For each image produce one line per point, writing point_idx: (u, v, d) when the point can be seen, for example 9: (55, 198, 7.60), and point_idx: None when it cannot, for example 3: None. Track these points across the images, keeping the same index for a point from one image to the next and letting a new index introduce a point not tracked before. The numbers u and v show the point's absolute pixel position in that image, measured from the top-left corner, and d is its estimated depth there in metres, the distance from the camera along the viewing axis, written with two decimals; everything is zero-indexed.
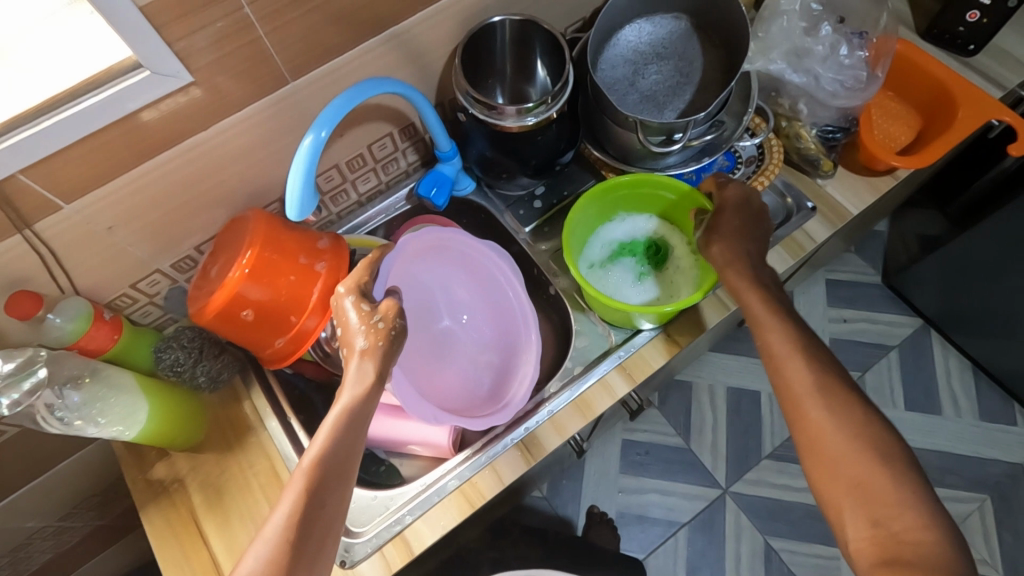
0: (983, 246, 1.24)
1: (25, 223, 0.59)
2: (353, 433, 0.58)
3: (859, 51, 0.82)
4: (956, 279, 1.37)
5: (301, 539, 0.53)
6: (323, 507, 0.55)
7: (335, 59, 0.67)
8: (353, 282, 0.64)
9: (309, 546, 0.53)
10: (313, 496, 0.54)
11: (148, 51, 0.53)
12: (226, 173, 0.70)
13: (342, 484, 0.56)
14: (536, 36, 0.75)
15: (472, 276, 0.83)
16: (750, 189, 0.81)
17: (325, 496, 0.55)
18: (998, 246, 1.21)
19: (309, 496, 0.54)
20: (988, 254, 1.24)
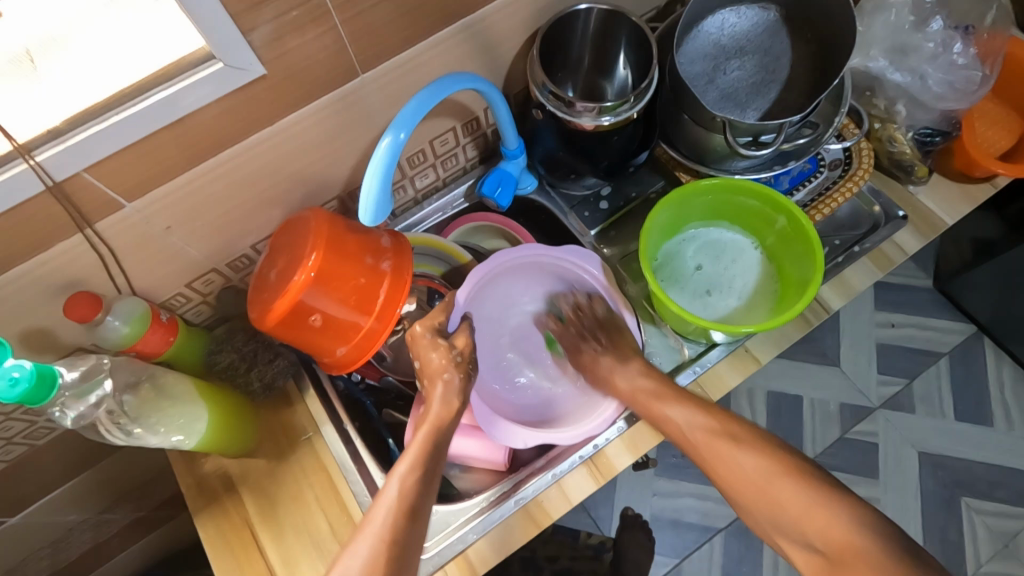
0: None
1: (86, 223, 0.55)
2: (430, 473, 0.62)
3: (971, 48, 0.76)
4: (1016, 286, 1.30)
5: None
6: (405, 544, 0.58)
7: (408, 52, 0.63)
8: (429, 322, 0.68)
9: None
10: (397, 532, 0.58)
11: (221, 41, 0.49)
12: (287, 170, 0.66)
13: (421, 518, 0.59)
14: (618, 28, 0.70)
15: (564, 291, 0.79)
16: (837, 197, 0.76)
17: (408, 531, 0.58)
18: None
19: (395, 530, 0.57)
20: None
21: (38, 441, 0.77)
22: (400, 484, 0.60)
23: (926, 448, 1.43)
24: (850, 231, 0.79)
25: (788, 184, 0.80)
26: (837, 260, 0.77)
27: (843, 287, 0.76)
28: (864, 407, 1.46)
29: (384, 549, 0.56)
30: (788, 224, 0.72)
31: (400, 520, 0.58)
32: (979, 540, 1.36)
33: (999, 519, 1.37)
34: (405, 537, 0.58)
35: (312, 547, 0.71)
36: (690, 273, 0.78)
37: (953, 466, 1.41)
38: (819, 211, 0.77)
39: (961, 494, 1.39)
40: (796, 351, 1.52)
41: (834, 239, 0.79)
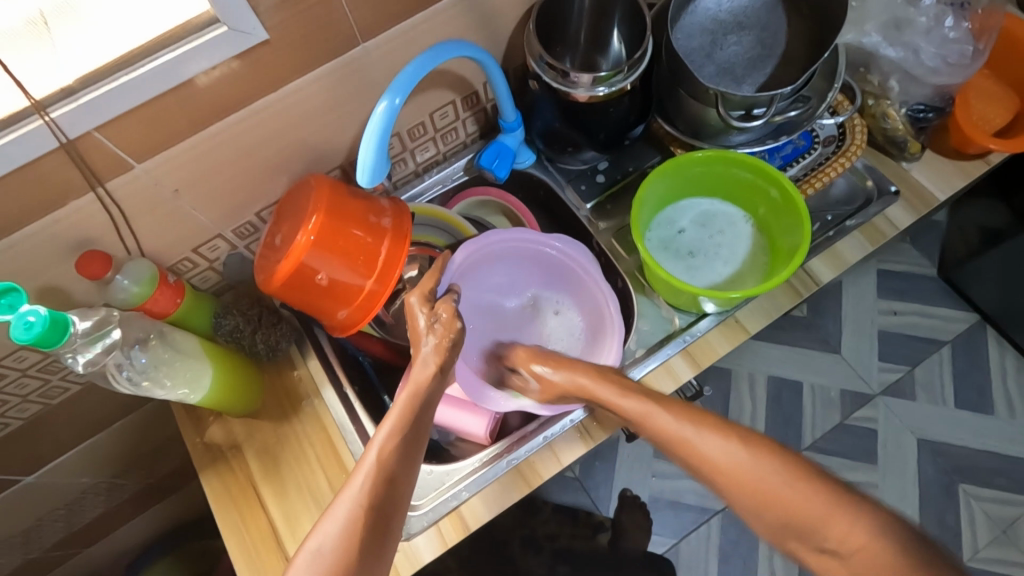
0: None
1: (98, 181, 0.58)
2: (413, 442, 0.61)
3: (965, 22, 0.76)
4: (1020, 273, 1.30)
5: (370, 546, 0.55)
6: (389, 511, 0.57)
7: (407, 22, 0.65)
8: (419, 291, 0.69)
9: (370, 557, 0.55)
10: (376, 499, 0.57)
11: (226, 5, 0.51)
12: (291, 138, 0.68)
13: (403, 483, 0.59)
14: (615, 0, 0.72)
15: (546, 266, 0.80)
16: (829, 171, 0.78)
17: (390, 509, 0.57)
18: None
19: (373, 495, 0.57)
20: None
21: (52, 400, 0.80)
22: (381, 451, 0.59)
23: (925, 435, 1.43)
24: (843, 207, 0.80)
25: (782, 160, 0.81)
26: (829, 234, 0.78)
27: (835, 260, 0.77)
28: (864, 393, 1.47)
29: (364, 516, 0.56)
30: (780, 196, 0.73)
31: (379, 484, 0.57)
32: (977, 526, 1.37)
33: (998, 506, 1.37)
34: (383, 503, 0.57)
35: (312, 503, 0.74)
36: (681, 247, 0.79)
37: (953, 453, 1.42)
38: (811, 185, 0.78)
39: (960, 480, 1.40)
40: (796, 337, 1.53)
41: (826, 214, 0.80)
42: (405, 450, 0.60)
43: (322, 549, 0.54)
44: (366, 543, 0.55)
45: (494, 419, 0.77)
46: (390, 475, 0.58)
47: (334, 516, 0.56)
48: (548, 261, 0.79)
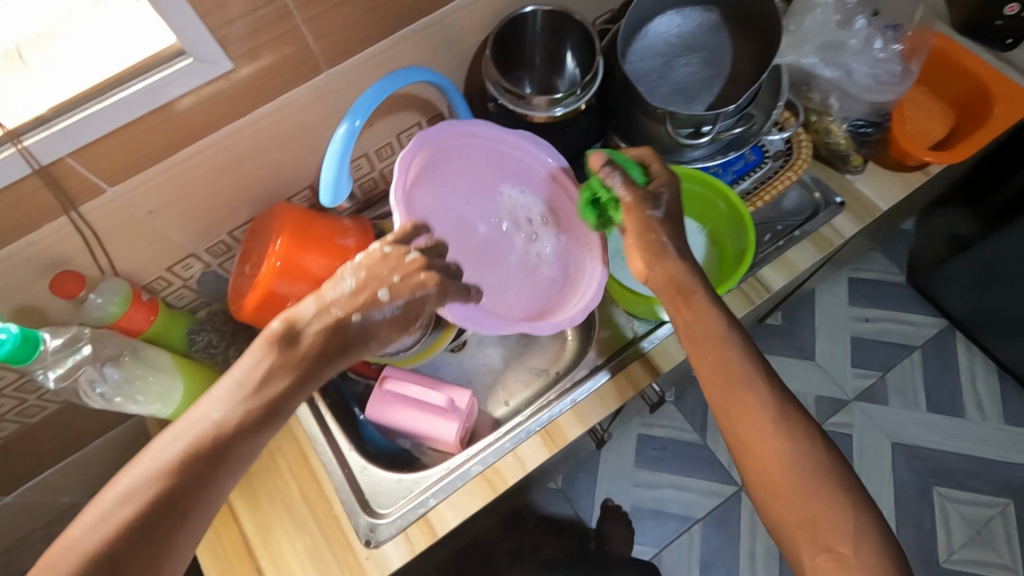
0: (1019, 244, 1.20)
1: (72, 205, 0.61)
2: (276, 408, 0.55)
3: (893, 44, 0.82)
4: (990, 279, 1.34)
5: (168, 526, 0.49)
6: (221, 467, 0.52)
7: (371, 48, 0.68)
8: (401, 233, 0.62)
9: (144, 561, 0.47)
10: (201, 458, 0.51)
11: (191, 37, 0.55)
12: (262, 159, 0.71)
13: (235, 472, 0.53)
14: (568, 27, 0.76)
15: (524, 179, 0.78)
16: (777, 184, 0.81)
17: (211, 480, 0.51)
18: None
19: (202, 449, 0.52)
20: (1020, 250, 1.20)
21: (30, 418, 0.82)
22: (226, 406, 0.54)
23: (899, 439, 1.46)
24: (794, 217, 0.84)
25: (734, 173, 0.86)
26: (778, 243, 0.82)
27: (785, 267, 0.81)
28: (839, 399, 1.50)
29: (180, 471, 0.50)
30: (728, 209, 0.79)
31: (206, 455, 0.52)
32: (952, 528, 1.39)
33: (972, 507, 1.40)
34: (195, 476, 0.51)
35: (284, 513, 0.74)
36: None
37: (927, 456, 1.45)
38: (761, 198, 0.81)
39: (934, 482, 1.43)
40: (773, 345, 1.57)
41: (777, 224, 0.84)
42: (251, 419, 0.54)
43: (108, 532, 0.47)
44: (149, 522, 0.48)
45: (462, 431, 0.80)
46: (220, 456, 0.52)
47: (148, 459, 0.51)
48: (530, 174, 0.77)
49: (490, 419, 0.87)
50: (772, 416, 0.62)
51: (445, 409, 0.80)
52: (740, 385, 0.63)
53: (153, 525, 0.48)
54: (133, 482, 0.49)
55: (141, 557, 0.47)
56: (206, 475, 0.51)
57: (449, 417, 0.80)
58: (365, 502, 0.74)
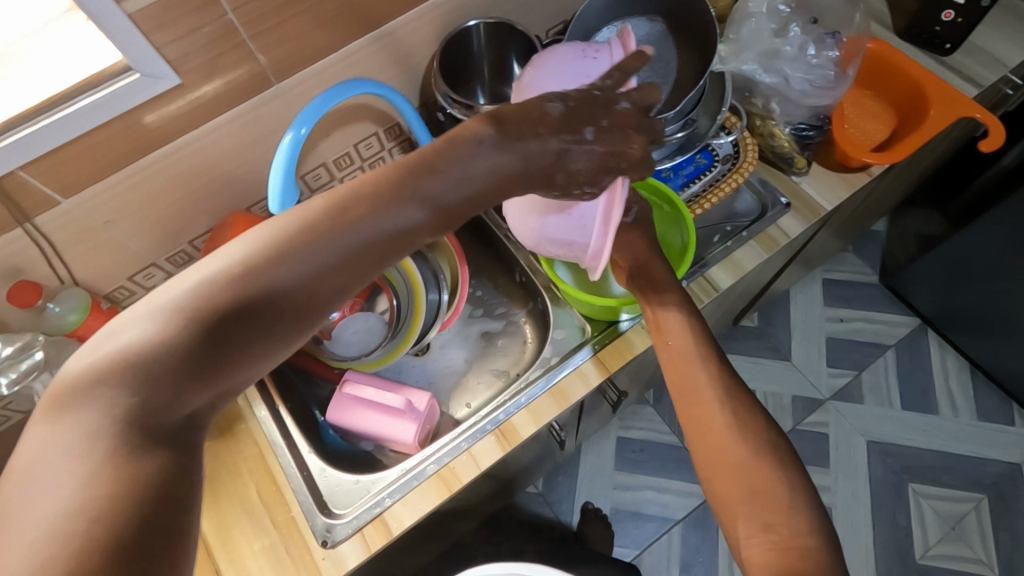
0: (985, 241, 1.22)
1: (26, 217, 0.63)
2: (319, 250, 0.43)
3: (828, 51, 0.84)
4: (958, 276, 1.36)
5: (190, 366, 0.38)
6: (353, 285, 0.45)
7: (322, 61, 0.71)
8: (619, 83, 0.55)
9: (173, 380, 0.38)
10: (245, 276, 0.41)
11: (136, 54, 0.57)
12: (218, 170, 0.73)
13: (290, 324, 0.43)
14: (510, 38, 0.79)
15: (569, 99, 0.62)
16: (723, 188, 0.84)
17: (255, 325, 0.41)
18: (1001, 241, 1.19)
19: (247, 269, 0.41)
20: (990, 248, 1.22)
21: None
22: (280, 222, 0.43)
23: (874, 436, 1.48)
24: (742, 219, 0.87)
25: (684, 177, 0.87)
26: (727, 244, 0.84)
27: (733, 268, 0.83)
28: (815, 398, 1.52)
29: (257, 294, 0.41)
30: (672, 210, 0.81)
31: (288, 263, 0.42)
32: (927, 524, 1.40)
33: (946, 503, 1.41)
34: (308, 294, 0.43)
35: (244, 516, 0.75)
36: None
37: (901, 453, 1.46)
38: (708, 201, 0.84)
39: (908, 479, 1.44)
40: (748, 346, 1.59)
41: (726, 225, 0.87)
42: (361, 245, 0.45)
43: (135, 364, 0.37)
44: (198, 341, 0.39)
45: (421, 433, 0.81)
46: (303, 307, 0.43)
47: (189, 279, 0.40)
48: None
49: (451, 420, 0.89)
50: (719, 403, 0.63)
51: (403, 410, 0.82)
52: (698, 369, 0.66)
53: (234, 320, 0.40)
54: (128, 348, 0.38)
55: (185, 380, 0.38)
56: (245, 319, 0.40)
57: (405, 419, 0.81)
58: (323, 504, 0.75)
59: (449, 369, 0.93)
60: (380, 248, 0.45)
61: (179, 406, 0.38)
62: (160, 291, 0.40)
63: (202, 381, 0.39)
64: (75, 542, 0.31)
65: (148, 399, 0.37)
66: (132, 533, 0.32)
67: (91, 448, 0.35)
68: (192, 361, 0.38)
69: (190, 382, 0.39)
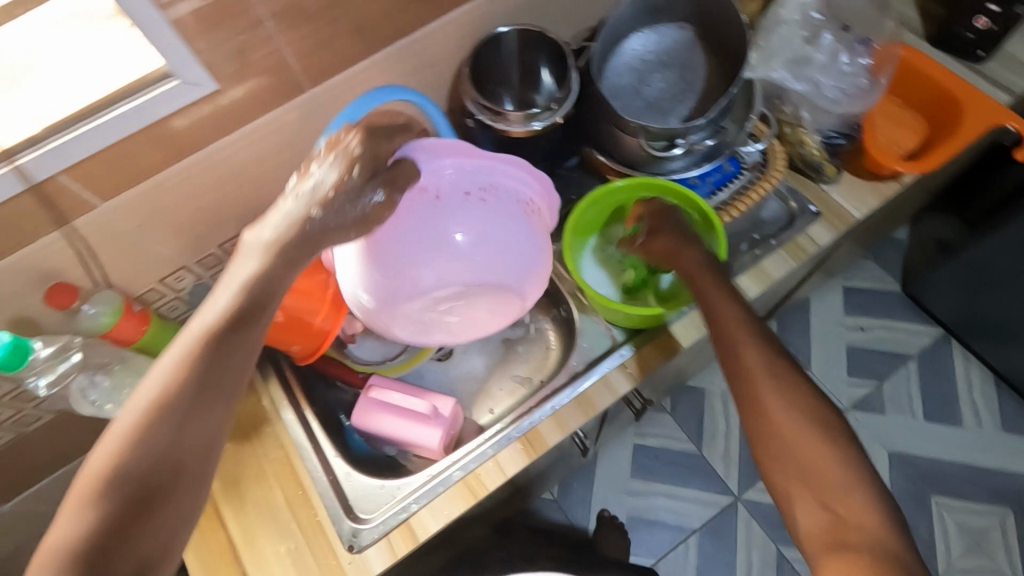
0: (1001, 247, 1.21)
1: (65, 220, 0.64)
2: (253, 317, 0.52)
3: (861, 58, 0.85)
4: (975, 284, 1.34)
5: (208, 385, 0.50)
6: (208, 390, 0.50)
7: (353, 67, 0.71)
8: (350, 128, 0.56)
9: (155, 518, 0.47)
10: (232, 321, 0.51)
11: (176, 61, 0.58)
12: (249, 174, 0.74)
13: (223, 381, 0.51)
14: (541, 45, 0.79)
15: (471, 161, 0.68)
16: (753, 194, 0.84)
17: (179, 435, 0.48)
18: (1015, 243, 1.17)
19: (225, 322, 0.51)
20: (1005, 250, 1.20)
21: (27, 427, 0.84)
22: (252, 274, 0.52)
23: (895, 448, 1.45)
24: (770, 227, 0.86)
25: (712, 185, 0.86)
26: (755, 252, 0.84)
27: (760, 276, 0.82)
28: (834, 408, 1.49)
29: (216, 339, 0.50)
30: (700, 218, 0.80)
31: (232, 321, 0.51)
32: (950, 538, 1.37)
33: (970, 517, 1.38)
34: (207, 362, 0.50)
35: (270, 519, 0.76)
36: (618, 267, 0.86)
37: (922, 464, 1.43)
38: (736, 208, 0.84)
39: (930, 491, 1.41)
40: None
41: (754, 233, 0.86)
42: (239, 321, 0.51)
43: (89, 480, 0.46)
44: (209, 368, 0.50)
45: (445, 438, 0.82)
46: (198, 398, 0.49)
47: (169, 355, 0.50)
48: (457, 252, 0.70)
49: (475, 427, 0.88)
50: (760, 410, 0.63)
51: (428, 416, 0.81)
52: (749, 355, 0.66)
53: (222, 343, 0.50)
54: (183, 362, 0.50)
55: (131, 519, 0.46)
56: (234, 340, 0.51)
57: (432, 424, 0.81)
58: (349, 508, 0.75)
59: (470, 376, 0.92)
60: (202, 364, 0.50)
61: (129, 481, 0.46)
62: (193, 323, 0.51)
63: (156, 523, 0.47)
64: (91, 521, 0.45)
65: (112, 496, 0.46)
66: (106, 530, 0.45)
67: (73, 521, 0.45)
68: (131, 512, 0.46)
69: (126, 530, 0.46)
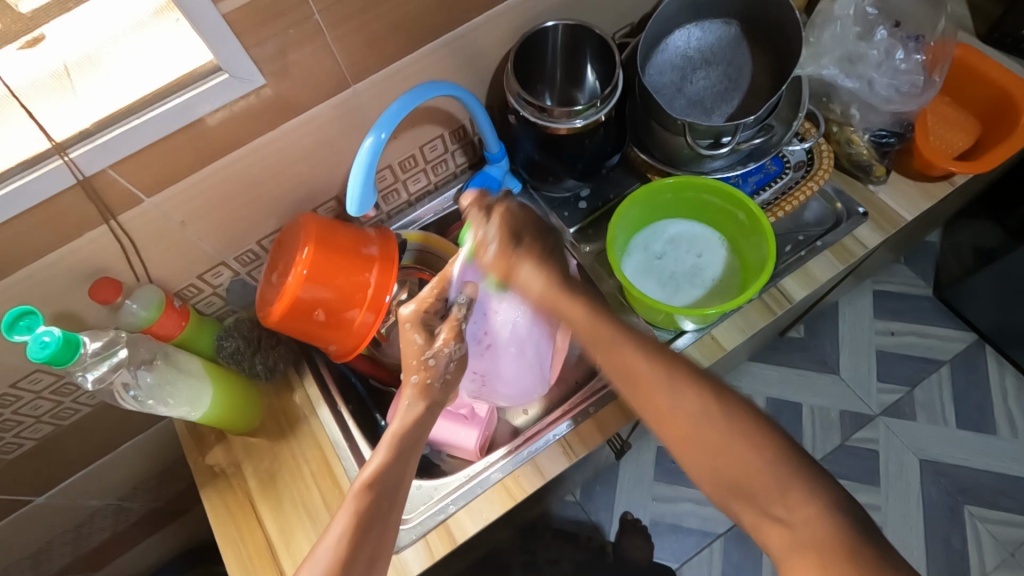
0: None
1: (111, 214, 0.63)
2: (408, 457, 0.67)
3: (916, 55, 0.82)
4: (1016, 292, 1.29)
5: (377, 514, 0.62)
6: (408, 465, 0.66)
7: (397, 64, 0.71)
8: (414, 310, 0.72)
9: (367, 548, 0.60)
10: (400, 454, 0.66)
11: (226, 55, 0.57)
12: (288, 170, 0.73)
13: (393, 506, 0.64)
14: (587, 41, 0.78)
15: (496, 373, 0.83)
16: (798, 195, 0.81)
17: (392, 487, 0.64)
18: None
19: (396, 450, 0.66)
20: None
21: (64, 421, 0.84)
22: (408, 413, 0.69)
23: (927, 455, 1.40)
24: (814, 229, 0.84)
25: (754, 184, 0.85)
26: (799, 254, 0.81)
27: (805, 278, 0.80)
28: (863, 414, 1.44)
29: (396, 465, 0.66)
30: (747, 218, 0.79)
31: (403, 447, 0.67)
32: (984, 550, 1.31)
33: (1005, 527, 1.32)
34: (384, 485, 0.64)
35: (306, 517, 0.76)
36: (660, 267, 0.83)
37: (956, 473, 1.38)
38: (782, 208, 0.81)
39: (964, 501, 1.35)
40: (793, 358, 1.51)
41: (798, 235, 0.84)
42: (420, 424, 0.69)
43: (321, 558, 0.59)
44: (378, 499, 0.63)
45: (482, 440, 0.81)
46: (396, 481, 0.65)
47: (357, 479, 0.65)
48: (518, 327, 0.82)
49: (510, 428, 0.85)
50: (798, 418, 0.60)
51: (466, 416, 0.82)
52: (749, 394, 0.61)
53: (397, 465, 0.66)
54: (367, 479, 0.64)
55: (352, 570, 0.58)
56: (400, 465, 0.66)
57: (470, 423, 0.81)
58: None
59: None
60: (405, 440, 0.68)
61: None
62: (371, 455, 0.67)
63: (368, 556, 0.60)
64: None
65: None
66: None
67: None
68: (357, 539, 0.60)
69: None
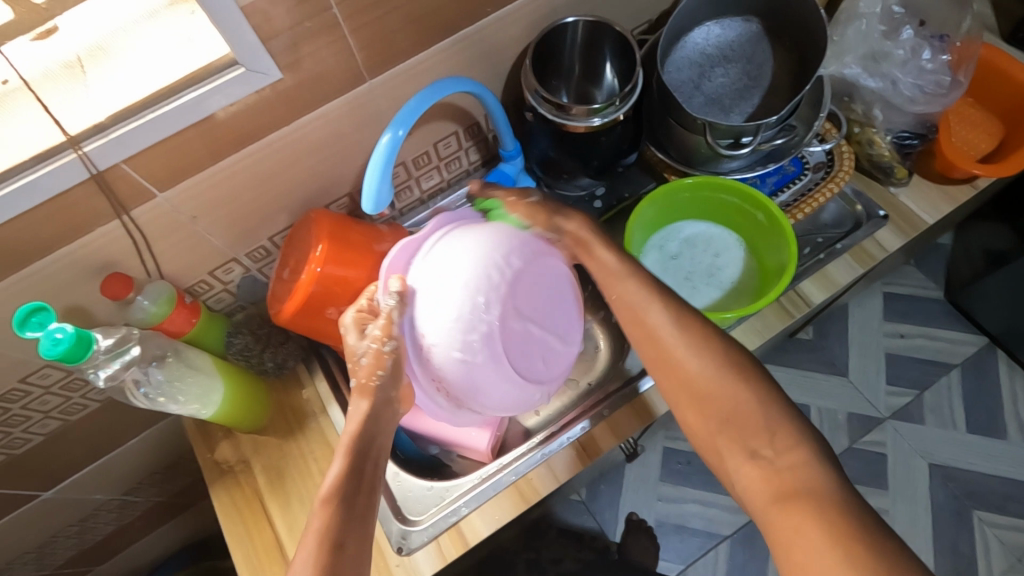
0: None
1: (123, 209, 0.63)
2: (365, 459, 0.62)
3: (942, 55, 0.81)
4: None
5: (348, 525, 0.57)
6: (366, 470, 0.61)
7: (413, 59, 0.69)
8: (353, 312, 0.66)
9: (341, 566, 0.55)
10: (358, 458, 0.62)
11: (242, 47, 0.56)
12: (301, 166, 0.72)
13: (364, 513, 0.59)
14: (606, 38, 0.76)
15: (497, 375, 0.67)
16: (818, 197, 0.80)
17: (353, 494, 0.59)
18: None
19: (354, 455, 0.62)
20: None
21: (72, 416, 0.84)
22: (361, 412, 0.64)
23: (935, 459, 1.38)
24: (833, 230, 0.83)
25: (773, 185, 0.84)
26: (818, 256, 0.80)
27: (824, 281, 0.79)
28: (872, 417, 1.43)
29: (355, 468, 0.61)
30: (767, 219, 0.78)
31: (359, 450, 0.62)
32: (992, 555, 1.30)
33: (1013, 533, 1.31)
34: (345, 493, 0.59)
35: None
36: (678, 269, 0.82)
37: (965, 478, 1.36)
38: (803, 210, 0.80)
39: (972, 506, 1.34)
40: (801, 359, 1.50)
41: (816, 237, 0.83)
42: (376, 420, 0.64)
43: None
44: (342, 510, 0.58)
45: (494, 440, 0.80)
46: (355, 486, 0.60)
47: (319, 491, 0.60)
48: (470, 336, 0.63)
49: (521, 429, 0.85)
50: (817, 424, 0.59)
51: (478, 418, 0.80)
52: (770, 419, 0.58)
53: (357, 470, 0.61)
54: (326, 491, 0.59)
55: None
56: (360, 469, 0.61)
57: (480, 425, 0.79)
58: (398, 509, 0.73)
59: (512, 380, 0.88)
60: (363, 440, 0.63)
61: None
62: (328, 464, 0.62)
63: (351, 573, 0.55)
64: None
65: None
66: None
67: None
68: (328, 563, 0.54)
69: None
